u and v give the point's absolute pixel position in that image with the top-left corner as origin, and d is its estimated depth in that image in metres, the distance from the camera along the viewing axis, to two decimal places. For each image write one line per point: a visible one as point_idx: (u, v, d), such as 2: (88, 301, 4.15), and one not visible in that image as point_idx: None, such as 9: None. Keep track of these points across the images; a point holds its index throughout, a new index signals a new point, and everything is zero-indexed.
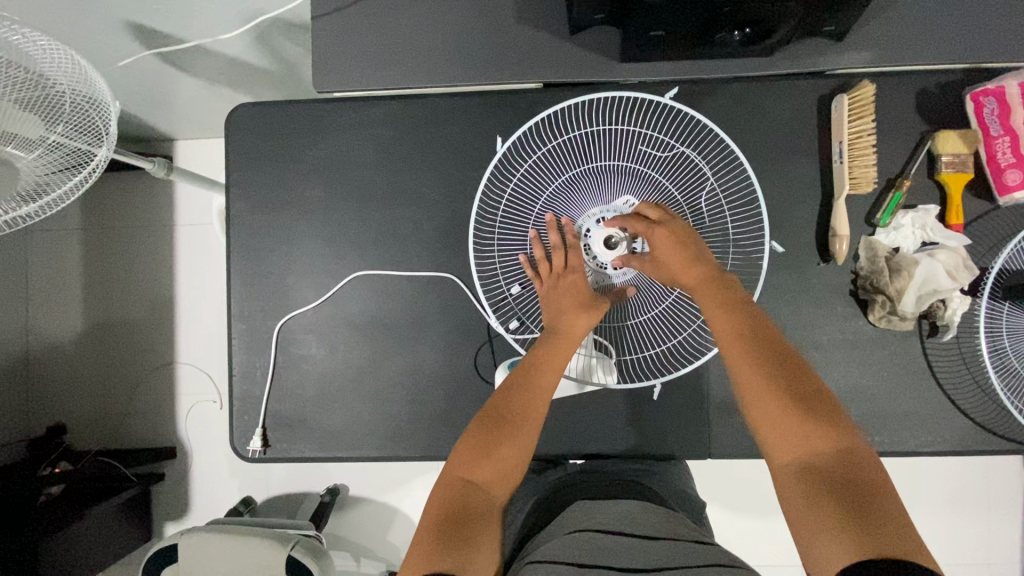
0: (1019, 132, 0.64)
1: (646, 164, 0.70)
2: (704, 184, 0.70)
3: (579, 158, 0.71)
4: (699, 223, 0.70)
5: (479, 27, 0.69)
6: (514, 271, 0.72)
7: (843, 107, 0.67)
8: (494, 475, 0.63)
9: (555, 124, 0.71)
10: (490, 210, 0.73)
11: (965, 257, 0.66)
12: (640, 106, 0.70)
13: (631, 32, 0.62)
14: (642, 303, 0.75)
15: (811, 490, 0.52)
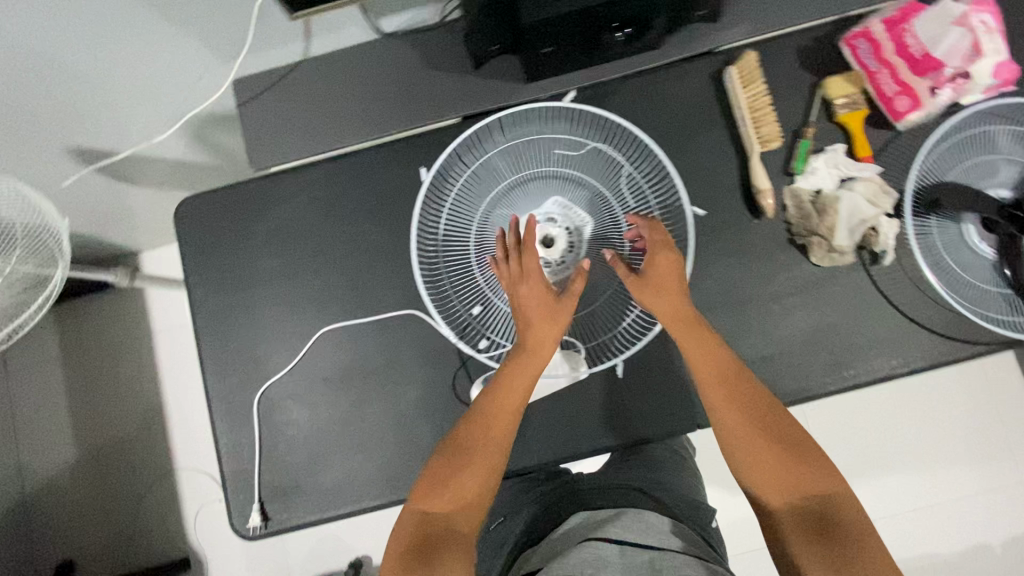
0: (894, 63, 0.68)
1: (563, 166, 0.72)
2: (620, 170, 0.72)
3: (503, 174, 0.73)
4: (625, 206, 0.72)
5: (391, 81, 0.75)
6: (468, 293, 0.72)
7: (734, 80, 0.72)
8: (462, 500, 0.61)
9: (471, 149, 0.73)
10: (430, 242, 0.72)
11: (880, 183, 0.69)
12: (544, 115, 0.73)
13: (527, 56, 0.70)
14: (592, 287, 0.73)
15: (802, 529, 0.56)
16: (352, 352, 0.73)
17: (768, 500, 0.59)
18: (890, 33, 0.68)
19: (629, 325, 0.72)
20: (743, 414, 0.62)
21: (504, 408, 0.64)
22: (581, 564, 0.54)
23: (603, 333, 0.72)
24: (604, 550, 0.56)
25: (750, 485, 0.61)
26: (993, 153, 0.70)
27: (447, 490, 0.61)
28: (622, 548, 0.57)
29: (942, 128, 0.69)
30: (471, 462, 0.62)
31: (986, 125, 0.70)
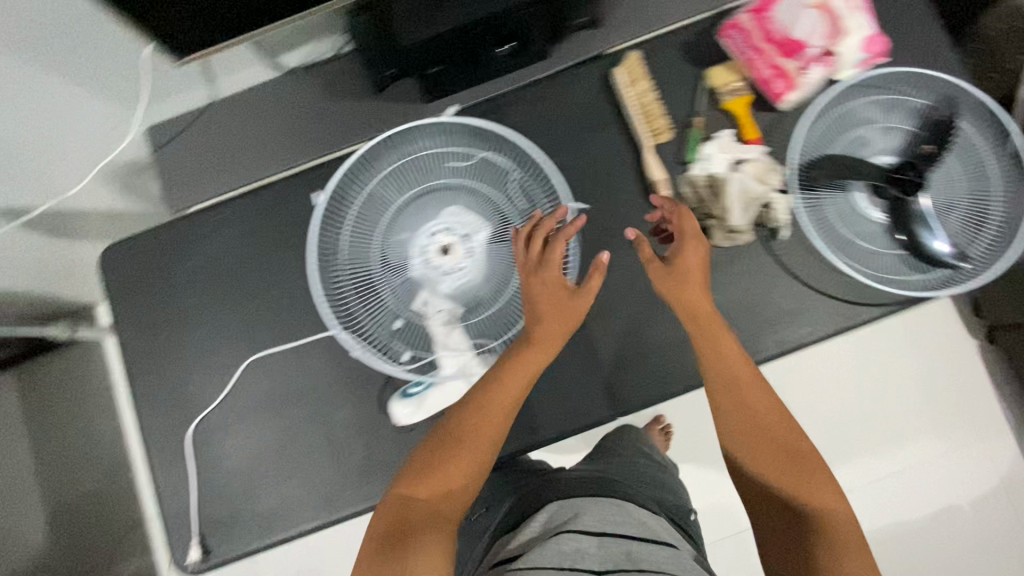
0: (766, 48, 0.72)
1: (455, 178, 0.66)
2: (509, 175, 0.66)
3: (394, 195, 0.65)
4: (518, 208, 0.65)
5: (297, 113, 0.78)
6: (379, 313, 0.65)
7: (620, 80, 0.76)
8: (447, 495, 0.57)
9: (358, 173, 0.65)
10: (330, 276, 0.64)
11: (769, 162, 0.72)
12: (424, 128, 0.65)
13: (423, 77, 0.73)
14: (498, 281, 0.65)
15: (802, 521, 0.58)
16: (282, 379, 0.74)
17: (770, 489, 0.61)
18: (756, 22, 0.71)
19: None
20: (746, 406, 0.65)
21: (504, 399, 0.60)
22: (559, 555, 0.55)
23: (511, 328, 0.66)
24: (582, 542, 0.57)
25: (754, 472, 0.63)
26: (868, 122, 0.74)
27: (437, 479, 0.57)
28: (600, 540, 0.58)
29: (814, 105, 0.73)
30: (465, 452, 0.59)
31: (865, 95, 0.74)
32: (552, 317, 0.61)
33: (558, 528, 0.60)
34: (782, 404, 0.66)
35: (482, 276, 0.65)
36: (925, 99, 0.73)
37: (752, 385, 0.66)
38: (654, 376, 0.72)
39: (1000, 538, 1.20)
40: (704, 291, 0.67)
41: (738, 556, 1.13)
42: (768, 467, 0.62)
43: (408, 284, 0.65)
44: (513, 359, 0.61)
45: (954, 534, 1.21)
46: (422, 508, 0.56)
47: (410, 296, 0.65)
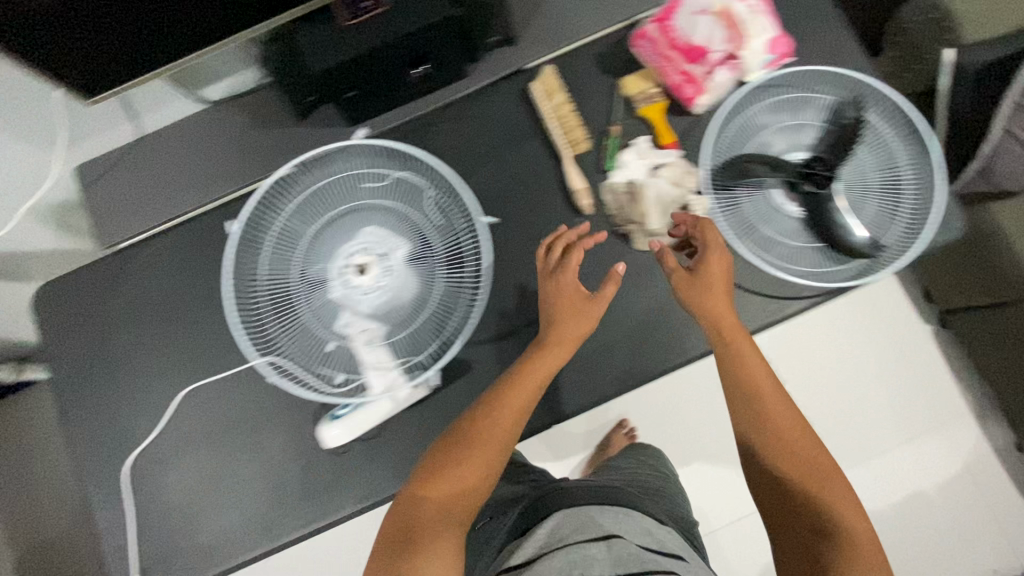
0: (673, 56, 0.73)
1: (366, 198, 0.66)
2: (420, 191, 0.66)
3: (307, 220, 0.66)
4: (432, 223, 0.66)
5: (222, 144, 0.79)
6: (303, 339, 0.65)
7: (537, 94, 0.77)
8: (459, 495, 0.64)
9: (270, 201, 0.66)
10: (250, 307, 0.65)
11: (684, 165, 0.74)
12: (333, 153, 0.66)
13: (342, 103, 0.75)
14: (419, 297, 0.65)
15: (798, 511, 0.64)
16: (217, 408, 0.74)
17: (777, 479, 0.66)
18: (662, 31, 0.74)
19: (456, 330, 0.65)
20: (766, 416, 0.67)
21: (516, 407, 0.65)
22: (572, 563, 0.60)
23: (434, 342, 0.66)
24: (590, 546, 0.62)
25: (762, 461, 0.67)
26: (778, 120, 0.75)
27: (455, 480, 0.64)
28: (608, 544, 0.62)
29: (723, 107, 0.74)
30: (481, 456, 0.64)
31: (776, 94, 0.75)
32: (565, 325, 0.68)
33: (565, 537, 0.65)
34: (803, 415, 0.68)
35: (401, 293, 0.65)
36: (832, 95, 0.75)
37: (769, 396, 0.68)
38: (585, 382, 0.73)
39: (967, 522, 1.21)
40: (727, 301, 0.68)
41: (736, 550, 1.21)
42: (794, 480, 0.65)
43: (329, 306, 0.65)
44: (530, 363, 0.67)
45: (921, 521, 1.21)
46: (437, 508, 0.63)
47: (331, 318, 0.65)
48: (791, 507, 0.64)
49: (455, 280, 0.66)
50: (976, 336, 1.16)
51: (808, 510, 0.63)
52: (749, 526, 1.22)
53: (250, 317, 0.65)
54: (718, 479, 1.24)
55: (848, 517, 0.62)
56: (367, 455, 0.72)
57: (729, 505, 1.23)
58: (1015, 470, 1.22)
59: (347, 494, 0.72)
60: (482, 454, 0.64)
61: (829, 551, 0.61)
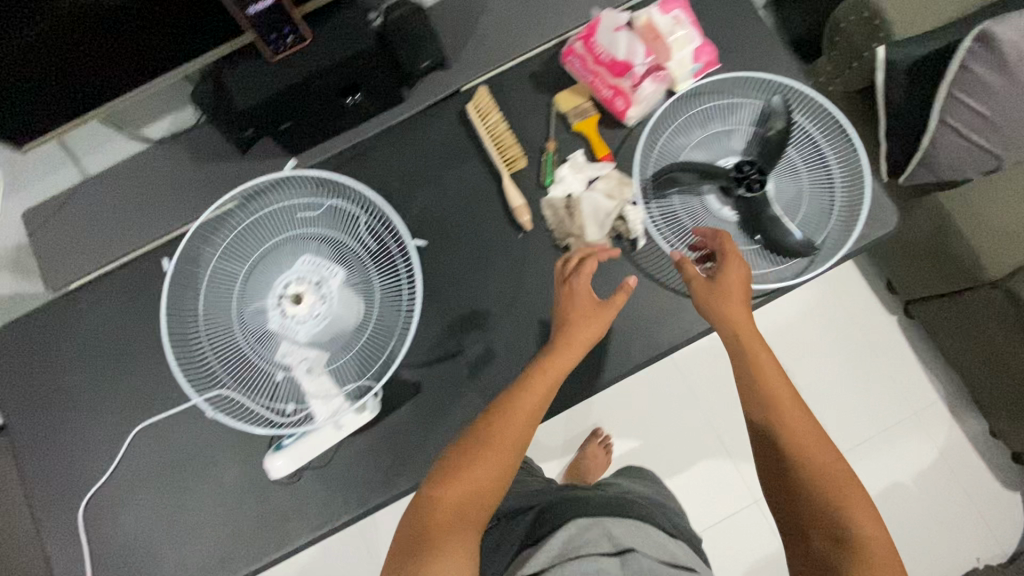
0: (601, 70, 0.75)
1: (299, 228, 0.67)
2: (352, 215, 0.67)
3: (242, 256, 0.67)
4: (364, 246, 0.67)
5: (166, 181, 0.80)
6: (245, 374, 0.65)
7: (472, 115, 0.79)
8: (468, 501, 0.61)
9: (206, 238, 0.67)
10: (190, 347, 0.65)
11: (618, 176, 0.75)
12: (265, 188, 0.68)
13: (278, 135, 0.75)
14: (357, 320, 0.65)
15: (819, 516, 0.59)
16: (168, 444, 0.74)
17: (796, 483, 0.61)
18: (587, 47, 0.75)
19: (396, 351, 0.66)
20: (783, 412, 0.64)
21: (526, 413, 0.65)
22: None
23: (377, 365, 0.66)
24: (607, 563, 0.58)
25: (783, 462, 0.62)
26: (710, 127, 0.76)
27: (473, 478, 0.62)
28: (622, 560, 0.59)
29: (653, 118, 0.76)
30: (497, 455, 0.63)
31: (707, 101, 0.76)
32: (580, 325, 0.69)
33: (577, 550, 0.61)
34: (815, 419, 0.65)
35: (337, 319, 0.64)
36: (760, 99, 0.76)
37: (783, 393, 0.65)
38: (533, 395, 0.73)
39: (948, 512, 1.20)
40: (745, 308, 0.68)
41: (736, 547, 1.21)
42: (808, 484, 0.61)
43: (268, 337, 0.65)
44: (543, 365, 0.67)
45: (903, 513, 1.20)
46: (453, 508, 0.60)
47: (270, 348, 0.65)
48: (804, 513, 0.60)
49: (390, 299, 0.66)
50: (940, 324, 1.17)
51: (825, 518, 0.59)
52: (729, 528, 1.22)
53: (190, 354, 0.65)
54: (695, 483, 1.24)
55: (867, 529, 0.58)
56: (320, 482, 0.72)
57: (709, 508, 1.23)
58: (990, 455, 1.22)
59: (303, 522, 0.72)
60: (496, 451, 0.63)
61: (846, 561, 0.57)
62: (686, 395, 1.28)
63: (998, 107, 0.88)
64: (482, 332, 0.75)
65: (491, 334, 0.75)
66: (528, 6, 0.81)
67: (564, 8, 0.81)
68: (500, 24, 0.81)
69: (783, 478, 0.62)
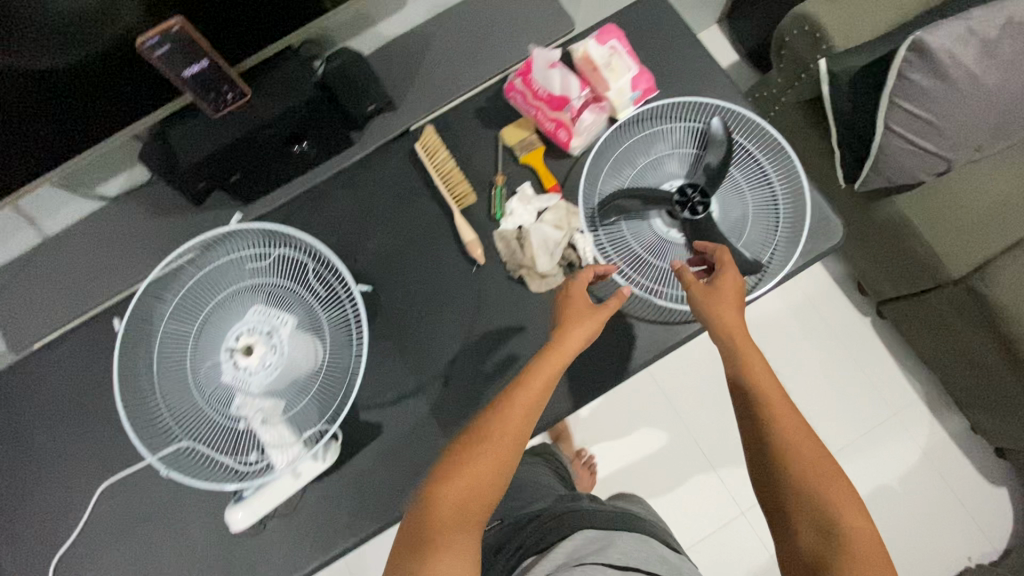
0: (542, 104, 0.77)
1: (248, 279, 0.68)
2: (300, 263, 0.69)
3: (193, 312, 0.67)
4: (313, 293, 0.68)
5: (122, 237, 0.81)
6: (203, 430, 0.65)
7: (420, 154, 0.80)
8: (472, 488, 0.54)
9: (155, 296, 0.67)
10: (144, 407, 0.65)
11: (567, 206, 0.77)
12: (213, 245, 0.68)
13: (232, 186, 0.76)
14: (309, 365, 0.66)
15: (825, 521, 0.51)
16: (134, 501, 0.74)
17: (800, 485, 0.53)
18: (526, 83, 0.77)
19: (350, 391, 0.66)
20: (773, 400, 0.58)
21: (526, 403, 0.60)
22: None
23: (333, 406, 0.66)
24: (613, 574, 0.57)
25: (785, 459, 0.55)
26: (653, 151, 0.78)
27: (467, 473, 0.55)
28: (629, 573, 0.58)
29: (597, 146, 0.77)
30: (493, 450, 0.57)
31: (649, 126, 0.78)
32: (580, 319, 0.65)
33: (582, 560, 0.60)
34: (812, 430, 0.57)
35: (288, 366, 0.64)
36: (700, 122, 0.77)
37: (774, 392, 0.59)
38: None
39: (936, 512, 1.19)
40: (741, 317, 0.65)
41: (722, 558, 1.20)
42: (795, 468, 0.54)
43: (223, 390, 0.65)
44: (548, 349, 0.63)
45: (892, 517, 1.19)
46: (448, 503, 0.54)
47: (226, 402, 0.65)
48: (787, 500, 0.53)
49: (341, 343, 0.67)
50: (910, 324, 1.18)
51: (810, 505, 0.52)
52: (718, 542, 1.21)
53: (145, 413, 0.65)
54: (680, 498, 1.23)
55: (856, 518, 0.50)
56: (287, 530, 0.72)
57: (696, 522, 1.22)
58: (973, 451, 1.22)
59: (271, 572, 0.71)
60: (494, 445, 0.57)
61: (833, 554, 0.49)
62: (667, 409, 1.28)
63: (940, 112, 0.90)
64: (441, 368, 0.76)
65: (449, 370, 0.76)
66: (470, 45, 0.83)
67: (505, 44, 0.83)
68: (443, 63, 0.83)
69: (766, 462, 0.56)
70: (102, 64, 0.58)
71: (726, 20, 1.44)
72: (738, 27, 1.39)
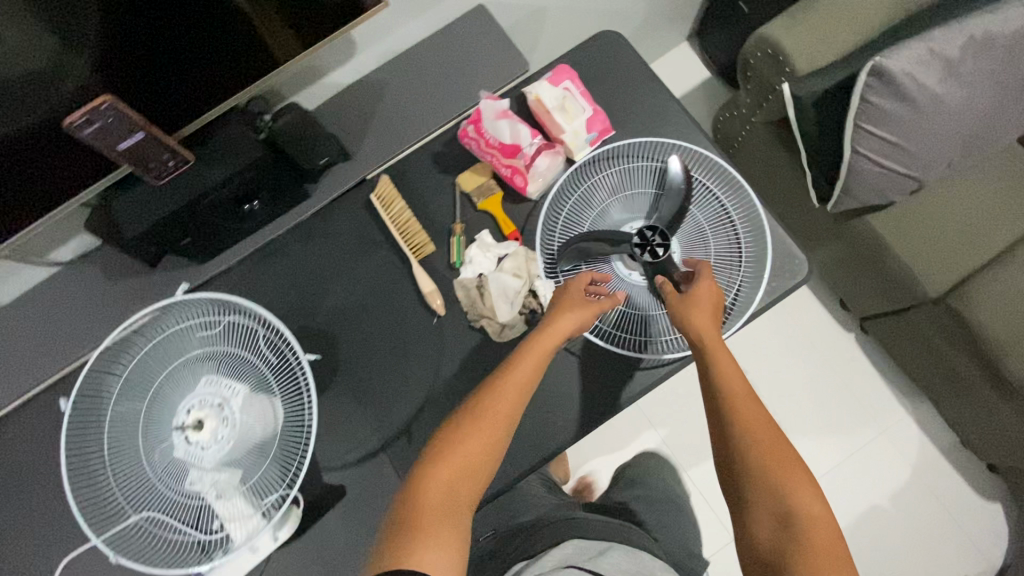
0: (496, 150, 0.76)
1: (199, 349, 0.66)
2: (252, 331, 0.67)
3: (142, 387, 0.65)
4: (265, 360, 0.67)
5: (67, 303, 0.77)
6: (157, 507, 0.63)
7: (375, 205, 0.78)
8: (456, 484, 0.55)
9: (101, 374, 0.65)
10: (97, 488, 0.64)
11: (527, 252, 0.75)
12: (161, 317, 0.67)
13: (186, 248, 0.75)
14: (262, 435, 0.64)
15: (784, 521, 0.52)
16: None
17: (763, 485, 0.54)
18: (479, 131, 0.76)
19: (305, 459, 0.64)
20: (745, 401, 0.59)
21: (510, 402, 0.60)
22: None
23: (291, 473, 0.65)
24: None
25: (755, 459, 0.55)
26: (612, 193, 0.76)
27: (461, 457, 0.56)
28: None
29: (554, 189, 0.76)
30: (483, 435, 0.58)
31: (607, 167, 0.77)
32: (572, 307, 0.67)
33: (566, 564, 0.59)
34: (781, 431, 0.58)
35: (239, 437, 0.63)
36: (658, 161, 0.76)
37: (748, 395, 0.59)
38: None
39: (930, 529, 1.17)
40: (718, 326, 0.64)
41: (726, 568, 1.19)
42: (754, 459, 0.55)
43: (175, 464, 0.63)
44: (532, 351, 0.63)
45: (886, 536, 1.17)
46: (439, 488, 0.54)
47: (179, 477, 0.63)
48: (745, 488, 0.55)
49: (295, 411, 0.66)
50: (892, 341, 1.16)
51: (768, 496, 0.54)
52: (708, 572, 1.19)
53: (97, 493, 0.63)
54: None
55: (812, 508, 0.53)
56: None
57: None
58: (962, 465, 1.21)
59: None
60: (491, 423, 0.58)
61: (789, 546, 0.51)
62: (652, 436, 1.26)
63: (907, 134, 0.88)
64: (405, 425, 0.74)
65: (414, 426, 0.74)
66: (423, 90, 0.82)
67: (459, 89, 0.82)
68: (397, 111, 0.82)
69: (729, 453, 0.57)
70: (38, 138, 0.56)
71: (695, 37, 1.42)
72: (708, 43, 1.37)
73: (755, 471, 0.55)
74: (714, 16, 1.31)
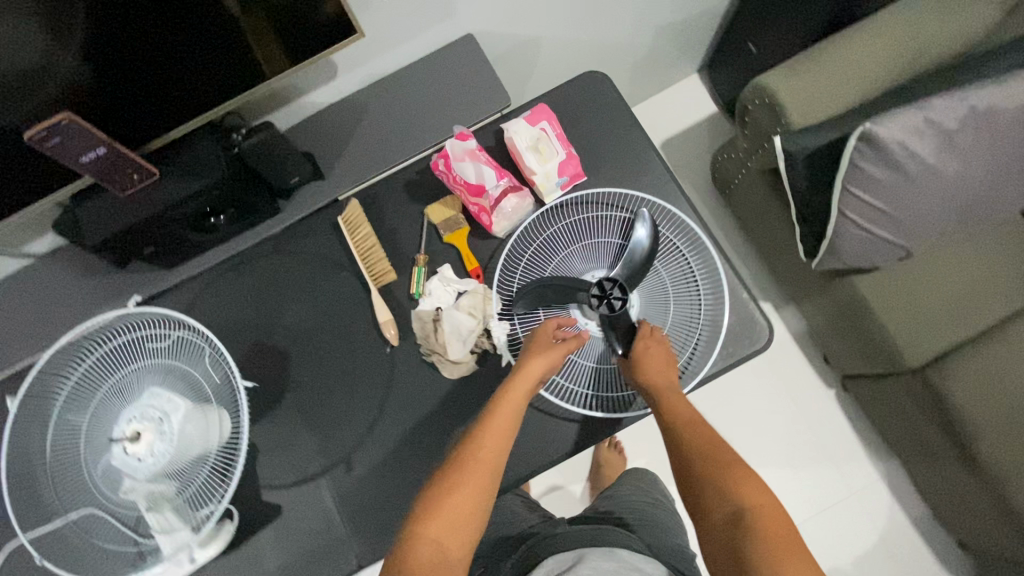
0: (462, 186, 0.75)
1: (150, 362, 0.68)
2: (201, 352, 0.68)
3: (90, 392, 0.67)
4: (209, 381, 0.68)
5: (36, 296, 0.79)
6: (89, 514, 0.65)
7: (342, 228, 0.79)
8: (449, 542, 0.53)
9: (55, 375, 0.67)
10: (36, 489, 0.65)
11: (485, 291, 0.75)
12: (124, 326, 0.69)
13: (154, 252, 0.77)
14: (195, 454, 0.64)
15: (740, 527, 0.52)
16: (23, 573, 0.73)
17: (718, 501, 0.55)
18: (447, 167, 0.75)
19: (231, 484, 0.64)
20: (695, 438, 0.61)
21: (493, 450, 0.59)
22: None
23: (219, 493, 0.64)
24: None
25: (707, 480, 0.57)
26: (577, 239, 0.76)
27: (447, 509, 0.55)
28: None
29: (519, 230, 0.76)
30: (468, 489, 0.56)
31: (575, 213, 0.76)
32: (537, 352, 0.67)
33: None
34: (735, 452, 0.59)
35: (174, 453, 0.63)
36: (627, 213, 0.75)
37: (701, 429, 0.62)
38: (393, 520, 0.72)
39: None
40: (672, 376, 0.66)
41: None
42: (704, 478, 0.57)
43: (111, 473, 0.64)
44: (504, 401, 0.63)
45: None
46: (431, 546, 0.52)
47: (115, 486, 0.64)
48: (702, 503, 0.56)
49: (232, 435, 0.67)
50: (871, 404, 1.12)
51: (719, 501, 0.55)
52: None
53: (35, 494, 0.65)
54: None
55: (764, 507, 0.53)
56: None
57: None
58: (931, 537, 1.17)
59: None
60: (475, 477, 0.57)
61: (747, 547, 0.51)
62: None
63: (895, 202, 0.86)
64: (347, 451, 0.74)
65: (355, 453, 0.74)
66: (402, 117, 0.82)
67: (437, 118, 0.81)
68: (374, 135, 0.82)
69: (688, 483, 0.59)
70: (16, 137, 0.58)
71: (706, 69, 1.39)
72: (717, 78, 1.34)
73: (709, 488, 0.57)
74: (724, 53, 1.28)
